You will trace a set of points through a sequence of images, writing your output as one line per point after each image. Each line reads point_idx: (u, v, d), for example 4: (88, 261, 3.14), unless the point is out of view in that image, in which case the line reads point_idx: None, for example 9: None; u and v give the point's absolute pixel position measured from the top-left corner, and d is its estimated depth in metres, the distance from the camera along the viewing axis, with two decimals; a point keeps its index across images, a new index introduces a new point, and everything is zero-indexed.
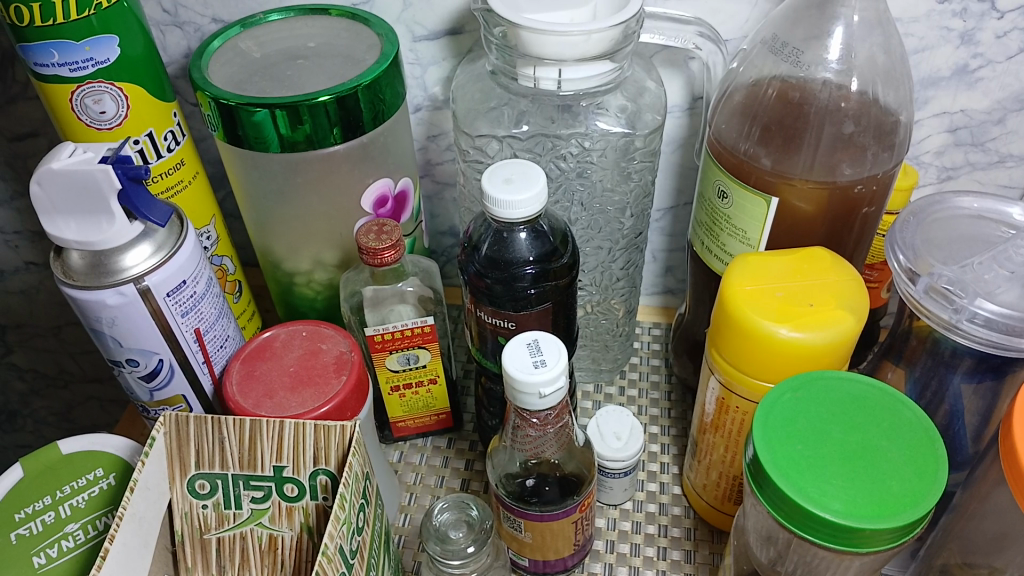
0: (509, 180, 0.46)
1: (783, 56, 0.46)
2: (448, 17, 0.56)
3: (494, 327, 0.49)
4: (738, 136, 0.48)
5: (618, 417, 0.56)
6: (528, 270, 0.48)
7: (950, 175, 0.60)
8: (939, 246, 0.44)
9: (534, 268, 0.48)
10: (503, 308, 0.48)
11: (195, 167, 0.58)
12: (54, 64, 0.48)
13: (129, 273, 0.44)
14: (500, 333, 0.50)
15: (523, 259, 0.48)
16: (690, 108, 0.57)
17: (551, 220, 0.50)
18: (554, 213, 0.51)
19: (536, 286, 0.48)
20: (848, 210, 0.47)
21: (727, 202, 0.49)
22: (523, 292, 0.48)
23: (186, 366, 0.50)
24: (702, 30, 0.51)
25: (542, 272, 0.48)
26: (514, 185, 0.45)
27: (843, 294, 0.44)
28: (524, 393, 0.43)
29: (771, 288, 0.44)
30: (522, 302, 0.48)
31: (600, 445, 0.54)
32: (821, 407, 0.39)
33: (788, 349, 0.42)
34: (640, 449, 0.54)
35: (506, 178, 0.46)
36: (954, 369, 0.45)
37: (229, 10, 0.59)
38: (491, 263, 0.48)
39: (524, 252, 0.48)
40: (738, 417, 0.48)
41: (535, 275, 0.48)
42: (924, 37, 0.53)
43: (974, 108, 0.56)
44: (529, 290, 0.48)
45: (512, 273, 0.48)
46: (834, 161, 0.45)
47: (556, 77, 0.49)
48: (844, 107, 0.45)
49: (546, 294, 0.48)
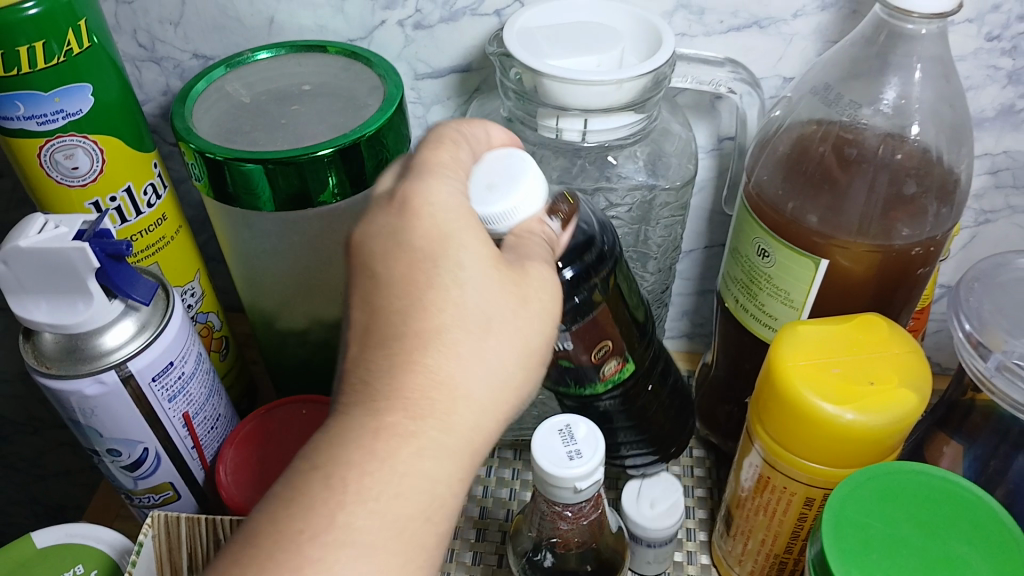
0: (478, 174, 0.37)
1: (839, 109, 0.43)
2: (455, 55, 0.52)
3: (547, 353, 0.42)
4: (783, 190, 0.44)
5: (665, 486, 0.50)
6: (564, 277, 0.40)
7: (988, 219, 0.56)
8: (1010, 314, 0.40)
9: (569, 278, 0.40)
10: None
11: (177, 222, 0.53)
12: (19, 117, 0.43)
13: (110, 358, 0.39)
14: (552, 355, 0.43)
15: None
16: (716, 150, 0.53)
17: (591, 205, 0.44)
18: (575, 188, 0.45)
19: (578, 294, 0.41)
20: (901, 274, 0.43)
21: (769, 261, 0.45)
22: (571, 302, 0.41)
23: (173, 452, 0.45)
24: (738, 74, 0.48)
25: (583, 273, 0.41)
26: (476, 191, 0.36)
27: (905, 370, 0.40)
28: (558, 487, 0.39)
29: (828, 364, 0.40)
30: (570, 316, 0.41)
31: (630, 509, 0.49)
32: (894, 508, 0.36)
33: (847, 433, 0.39)
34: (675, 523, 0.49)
35: (488, 182, 0.36)
36: (1020, 448, 0.41)
37: (213, 46, 0.54)
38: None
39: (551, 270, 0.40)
40: (783, 497, 0.44)
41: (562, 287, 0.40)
42: (970, 76, 0.49)
43: (1018, 149, 0.52)
44: (571, 302, 0.41)
45: None
46: (890, 223, 0.41)
47: (581, 128, 0.44)
48: (902, 160, 0.41)
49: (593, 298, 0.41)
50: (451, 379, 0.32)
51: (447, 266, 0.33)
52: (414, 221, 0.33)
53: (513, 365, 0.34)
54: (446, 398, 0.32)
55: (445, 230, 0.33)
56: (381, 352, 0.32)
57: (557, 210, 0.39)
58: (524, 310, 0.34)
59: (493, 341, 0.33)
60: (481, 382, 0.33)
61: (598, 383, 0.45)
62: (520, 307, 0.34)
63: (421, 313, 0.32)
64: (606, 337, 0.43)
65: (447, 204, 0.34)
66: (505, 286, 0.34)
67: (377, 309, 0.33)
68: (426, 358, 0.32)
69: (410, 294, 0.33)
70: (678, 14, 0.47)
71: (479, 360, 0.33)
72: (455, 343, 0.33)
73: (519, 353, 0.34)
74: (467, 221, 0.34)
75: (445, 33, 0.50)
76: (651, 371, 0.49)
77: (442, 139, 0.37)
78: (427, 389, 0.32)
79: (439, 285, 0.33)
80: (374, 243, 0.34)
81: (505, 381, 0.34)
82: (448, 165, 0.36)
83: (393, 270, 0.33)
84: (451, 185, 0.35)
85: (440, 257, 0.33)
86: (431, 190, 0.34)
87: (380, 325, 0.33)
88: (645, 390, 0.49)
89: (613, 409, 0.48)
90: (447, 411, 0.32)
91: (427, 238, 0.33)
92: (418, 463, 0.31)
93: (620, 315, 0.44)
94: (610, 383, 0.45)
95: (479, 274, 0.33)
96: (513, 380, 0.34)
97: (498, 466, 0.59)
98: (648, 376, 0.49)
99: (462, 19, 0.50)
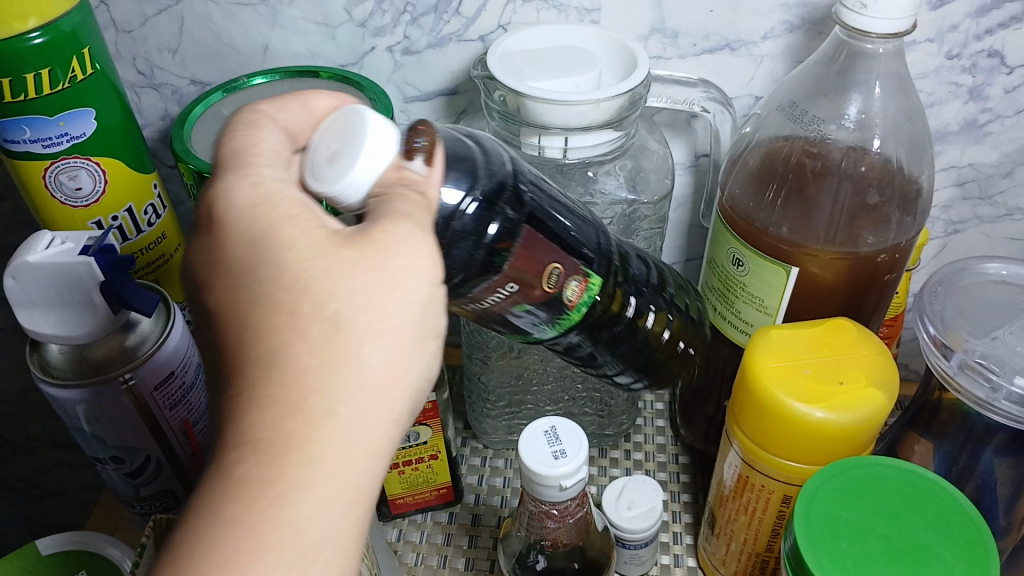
0: (316, 148, 0.33)
1: (803, 125, 0.46)
2: (441, 78, 0.54)
3: (495, 307, 0.39)
4: (755, 202, 0.46)
5: (648, 490, 0.50)
6: (470, 211, 0.36)
7: (957, 229, 0.58)
8: (971, 317, 0.42)
9: (472, 212, 0.36)
10: (474, 289, 0.38)
11: (177, 240, 0.55)
12: (25, 140, 0.45)
13: (114, 367, 0.42)
14: (504, 309, 0.39)
15: (449, 215, 0.36)
16: (694, 166, 0.55)
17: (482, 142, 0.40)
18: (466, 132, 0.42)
19: (492, 226, 0.37)
20: (868, 281, 0.46)
21: (743, 270, 0.47)
22: (491, 239, 0.37)
23: (173, 460, 0.47)
24: (710, 94, 0.50)
25: (487, 202, 0.37)
26: (317, 168, 0.32)
27: (873, 370, 0.42)
28: (545, 485, 0.41)
29: (799, 365, 0.42)
30: (496, 253, 0.37)
31: (610, 503, 0.50)
32: (863, 500, 0.38)
33: (819, 431, 0.41)
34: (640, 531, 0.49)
35: (330, 154, 0.32)
36: (985, 444, 0.43)
37: (210, 71, 0.56)
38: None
39: (448, 208, 0.36)
40: (761, 495, 0.46)
41: (467, 224, 0.36)
42: (932, 93, 0.51)
43: (982, 162, 0.54)
44: (486, 238, 0.37)
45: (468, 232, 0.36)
46: (856, 231, 0.44)
47: (562, 146, 0.47)
48: (865, 172, 0.44)
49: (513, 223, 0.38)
50: (305, 399, 0.27)
51: (266, 264, 0.29)
52: (224, 231, 0.30)
53: (385, 353, 0.29)
54: (315, 427, 0.27)
55: (261, 227, 0.29)
56: (226, 386, 0.28)
57: (414, 144, 0.34)
58: (378, 287, 0.29)
59: (348, 333, 0.28)
60: (351, 388, 0.27)
61: (569, 312, 0.41)
62: (372, 280, 0.28)
63: (252, 332, 0.28)
64: (549, 260, 0.39)
65: (261, 199, 0.30)
66: (339, 263, 0.28)
67: (213, 335, 0.30)
68: (273, 383, 0.27)
69: (239, 308, 0.29)
70: (653, 38, 0.50)
71: (337, 360, 0.27)
72: (298, 353, 0.27)
73: (388, 333, 0.29)
74: (287, 209, 0.30)
75: (432, 57, 0.53)
76: (648, 303, 0.46)
77: (252, 122, 0.34)
78: (289, 421, 0.26)
79: (270, 287, 0.28)
80: (211, 284, 0.30)
81: (383, 385, 0.29)
82: (264, 158, 0.32)
83: (220, 292, 0.30)
84: (264, 175, 0.31)
85: (254, 255, 0.29)
86: (243, 185, 0.31)
87: (220, 354, 0.29)
88: (640, 319, 0.45)
89: (599, 342, 0.45)
90: (330, 435, 0.27)
91: (241, 241, 0.29)
92: (280, 513, 0.25)
93: (563, 234, 0.40)
94: (582, 307, 0.41)
95: (309, 262, 0.28)
96: (394, 367, 0.29)
97: (489, 474, 0.61)
98: (638, 304, 0.45)
99: (448, 44, 0.52)
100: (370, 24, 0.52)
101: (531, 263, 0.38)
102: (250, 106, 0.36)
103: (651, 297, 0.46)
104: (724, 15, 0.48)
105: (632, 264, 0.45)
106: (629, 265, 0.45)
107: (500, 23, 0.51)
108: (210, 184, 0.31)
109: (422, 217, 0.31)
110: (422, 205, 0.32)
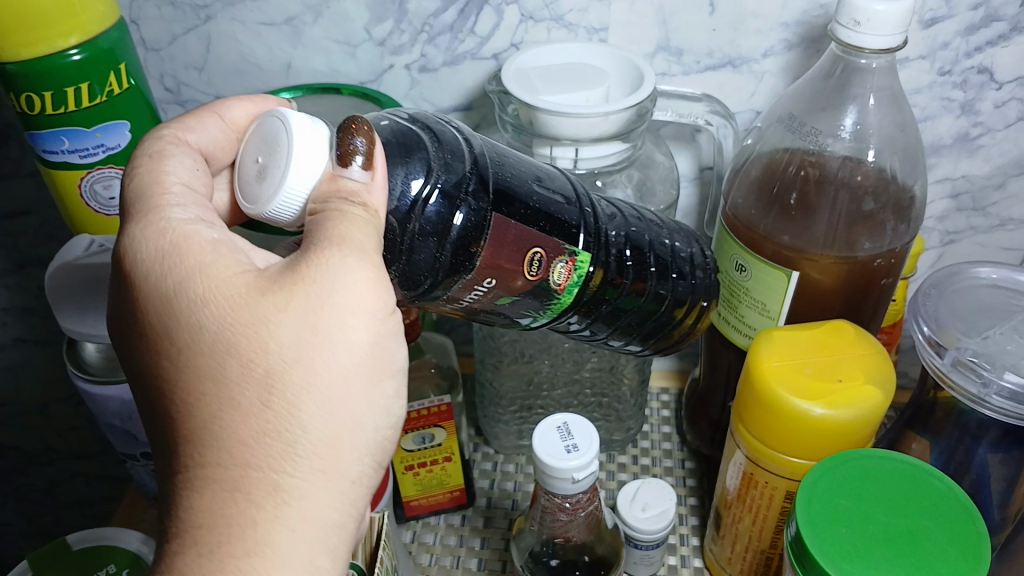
0: (247, 159, 0.33)
1: (802, 135, 0.48)
2: (457, 94, 0.56)
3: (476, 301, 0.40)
4: (757, 210, 0.49)
5: (658, 493, 0.53)
6: (431, 204, 0.36)
7: (952, 239, 0.60)
8: (963, 317, 0.45)
9: (430, 210, 0.36)
10: (449, 289, 0.38)
11: None
12: (63, 151, 0.48)
13: None
14: (490, 301, 0.40)
15: (407, 217, 0.35)
16: (699, 178, 0.58)
17: (436, 126, 0.38)
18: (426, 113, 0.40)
19: (457, 215, 0.36)
20: (866, 284, 0.48)
21: (747, 275, 0.49)
22: (461, 236, 0.37)
23: None
24: (713, 108, 0.52)
25: (448, 195, 0.36)
26: (250, 184, 0.33)
27: (871, 368, 0.44)
28: (558, 478, 0.43)
29: (800, 364, 0.44)
30: (466, 248, 0.37)
31: (623, 507, 0.53)
32: (860, 489, 0.40)
33: (820, 427, 0.42)
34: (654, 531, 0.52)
35: (258, 165, 0.32)
36: (980, 439, 0.45)
37: (233, 88, 0.58)
38: (403, 279, 0.37)
39: (404, 209, 0.35)
40: (766, 492, 0.48)
41: (427, 223, 0.36)
42: (926, 107, 0.53)
43: (975, 174, 0.56)
44: (452, 235, 0.36)
45: (437, 231, 0.36)
46: (853, 237, 0.46)
47: (573, 156, 0.49)
48: (862, 181, 0.47)
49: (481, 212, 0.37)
50: (248, 473, 0.29)
51: (192, 328, 0.31)
52: (151, 296, 0.32)
53: (326, 401, 0.30)
54: (263, 502, 0.29)
55: (184, 287, 0.31)
56: (180, 461, 0.30)
57: (351, 148, 0.32)
58: (312, 335, 0.30)
59: (284, 390, 0.30)
60: (294, 456, 0.30)
61: (560, 293, 0.42)
62: (305, 330, 0.30)
63: (190, 405, 0.30)
64: (525, 249, 0.39)
65: (181, 250, 0.31)
66: (266, 316, 0.30)
67: (159, 398, 0.32)
68: (215, 460, 0.29)
69: (177, 377, 0.31)
70: (659, 55, 0.52)
71: (277, 428, 0.30)
72: (236, 424, 0.30)
73: (329, 380, 0.30)
74: (211, 261, 0.31)
75: (448, 74, 0.55)
76: (643, 258, 0.46)
77: (158, 153, 0.35)
78: (232, 503, 0.29)
79: (204, 355, 0.30)
80: (148, 356, 0.32)
81: (326, 436, 0.30)
82: (180, 197, 0.33)
83: (159, 365, 0.32)
84: (176, 219, 0.32)
85: (179, 324, 0.31)
86: (153, 234, 0.32)
87: (168, 423, 0.32)
88: (639, 281, 0.46)
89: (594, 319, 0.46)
90: (279, 507, 0.29)
91: (167, 304, 0.31)
92: None
93: (538, 218, 0.40)
94: (572, 288, 0.42)
95: (230, 337, 0.30)
96: (340, 413, 0.30)
97: (500, 478, 0.63)
98: (632, 264, 0.45)
99: (463, 62, 0.54)
100: (389, 43, 0.54)
101: (504, 255, 0.38)
102: (160, 127, 0.37)
103: (645, 252, 0.46)
104: (726, 34, 0.50)
105: (616, 219, 0.46)
106: (612, 221, 0.45)
107: (513, 43, 0.53)
108: (128, 235, 0.33)
109: (372, 236, 0.31)
110: (370, 221, 0.32)
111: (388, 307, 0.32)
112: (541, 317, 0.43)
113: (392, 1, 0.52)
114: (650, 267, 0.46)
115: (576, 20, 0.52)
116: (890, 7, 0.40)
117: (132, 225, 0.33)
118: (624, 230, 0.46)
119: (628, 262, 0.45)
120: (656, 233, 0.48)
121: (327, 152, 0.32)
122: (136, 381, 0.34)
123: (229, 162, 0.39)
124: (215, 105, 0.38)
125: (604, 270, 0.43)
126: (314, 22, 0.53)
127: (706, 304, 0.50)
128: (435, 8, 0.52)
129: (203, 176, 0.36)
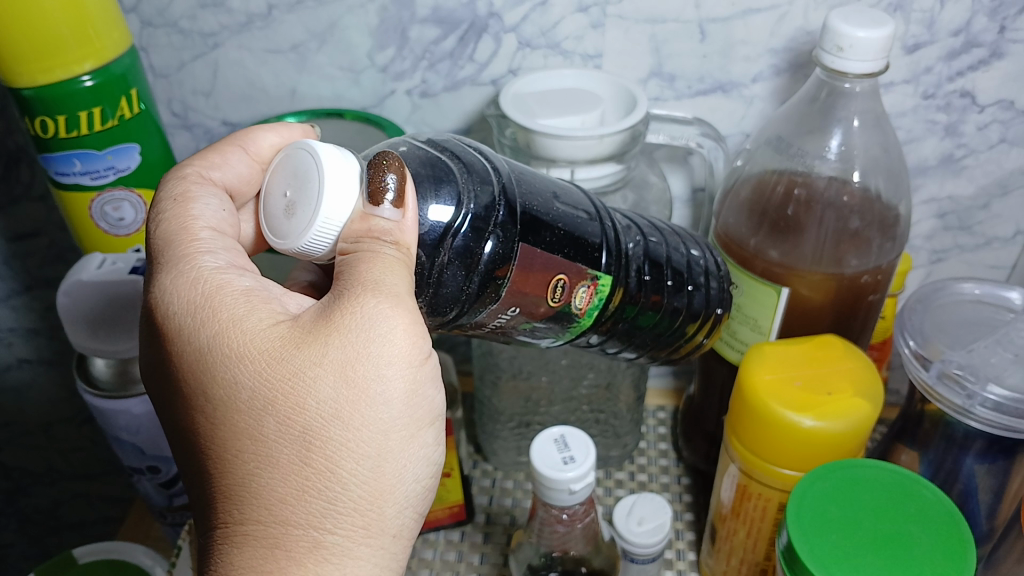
0: (274, 193, 0.34)
1: (789, 155, 0.50)
2: (456, 119, 0.58)
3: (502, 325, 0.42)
4: (749, 228, 0.51)
5: (655, 507, 0.51)
6: (462, 233, 0.37)
7: (940, 258, 0.62)
8: (947, 331, 0.47)
9: (459, 241, 0.37)
10: (478, 315, 0.40)
11: None
12: (75, 173, 0.49)
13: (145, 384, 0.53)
14: (513, 325, 0.42)
15: (436, 247, 0.37)
16: (693, 199, 0.60)
17: (460, 152, 0.40)
18: (449, 138, 0.42)
19: (485, 245, 0.38)
20: (854, 298, 0.50)
21: (738, 292, 0.52)
22: (489, 266, 0.38)
23: None
24: (704, 131, 0.54)
25: (477, 226, 0.37)
26: (279, 220, 0.34)
27: (861, 383, 0.45)
28: (555, 489, 0.44)
29: (791, 378, 0.45)
30: (493, 279, 0.38)
31: (621, 523, 0.51)
32: (851, 496, 0.41)
33: (813, 438, 0.43)
34: (655, 545, 0.50)
35: (286, 203, 0.34)
36: (967, 450, 0.46)
37: (240, 113, 0.59)
38: (431, 309, 0.39)
39: (433, 239, 0.37)
40: (760, 504, 0.48)
41: (455, 253, 0.37)
42: (911, 130, 0.55)
43: (960, 194, 0.58)
44: (480, 265, 0.38)
45: (467, 260, 0.38)
46: (840, 254, 0.48)
47: (570, 177, 0.50)
48: (848, 201, 0.48)
49: (512, 242, 0.38)
50: (291, 530, 0.31)
51: (226, 383, 0.32)
52: (186, 352, 0.33)
53: (363, 455, 0.32)
54: (304, 559, 0.30)
55: (219, 342, 0.32)
56: (219, 512, 0.32)
57: (382, 184, 0.33)
58: (348, 389, 0.31)
59: (322, 445, 0.31)
60: (332, 513, 0.31)
61: (581, 319, 0.43)
62: (341, 383, 0.31)
63: (227, 462, 0.32)
64: (551, 275, 0.40)
65: (216, 303, 0.33)
66: (302, 371, 0.31)
67: (196, 451, 0.33)
68: (257, 516, 0.31)
69: (214, 432, 0.32)
70: (651, 81, 0.54)
71: (317, 484, 0.31)
72: (275, 481, 0.31)
73: (365, 433, 0.32)
74: (244, 316, 0.33)
75: (449, 99, 0.57)
76: (662, 273, 0.47)
77: (183, 195, 0.37)
78: (273, 559, 0.30)
79: (241, 412, 0.32)
80: (181, 406, 0.34)
81: (364, 486, 0.32)
82: (209, 244, 0.35)
83: (193, 417, 0.33)
84: (206, 269, 0.34)
85: (212, 377, 0.32)
86: (186, 286, 0.34)
87: (205, 476, 0.33)
88: (657, 295, 0.47)
89: (610, 333, 0.48)
90: (320, 564, 0.31)
91: (201, 360, 0.33)
92: None
93: (563, 245, 0.41)
94: (593, 311, 0.43)
95: (264, 392, 0.31)
96: (377, 466, 0.32)
97: (499, 494, 0.64)
98: (650, 280, 0.46)
99: (463, 88, 0.56)
100: (391, 69, 0.56)
101: (530, 283, 0.39)
102: (181, 165, 0.40)
103: (662, 267, 0.47)
104: (716, 60, 0.52)
105: (632, 233, 0.47)
106: (629, 236, 0.46)
107: (511, 69, 0.55)
108: (160, 286, 0.34)
109: (403, 276, 0.33)
110: (400, 260, 0.33)
111: (423, 354, 0.33)
112: (561, 337, 0.45)
113: (394, 29, 0.53)
114: (667, 282, 0.47)
115: (572, 47, 0.53)
116: (870, 34, 0.42)
117: (162, 274, 0.35)
118: (642, 244, 0.47)
119: (646, 278, 0.46)
120: (671, 247, 0.49)
121: (356, 188, 0.33)
122: (170, 427, 0.36)
123: (254, 194, 0.41)
124: (238, 137, 0.40)
125: (623, 287, 0.45)
126: (318, 49, 0.55)
127: (720, 314, 0.51)
128: (436, 36, 0.53)
129: (228, 216, 0.38)
